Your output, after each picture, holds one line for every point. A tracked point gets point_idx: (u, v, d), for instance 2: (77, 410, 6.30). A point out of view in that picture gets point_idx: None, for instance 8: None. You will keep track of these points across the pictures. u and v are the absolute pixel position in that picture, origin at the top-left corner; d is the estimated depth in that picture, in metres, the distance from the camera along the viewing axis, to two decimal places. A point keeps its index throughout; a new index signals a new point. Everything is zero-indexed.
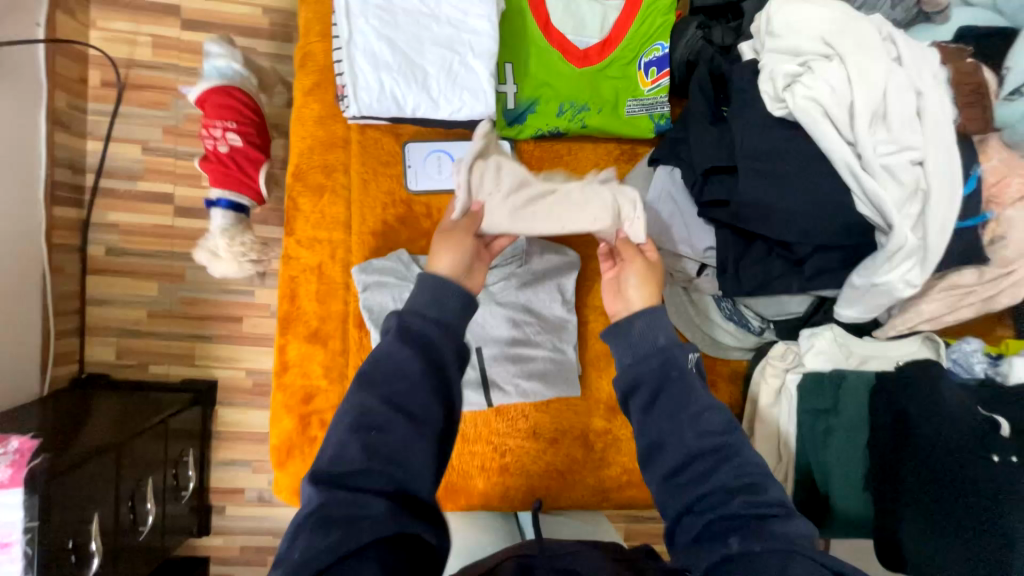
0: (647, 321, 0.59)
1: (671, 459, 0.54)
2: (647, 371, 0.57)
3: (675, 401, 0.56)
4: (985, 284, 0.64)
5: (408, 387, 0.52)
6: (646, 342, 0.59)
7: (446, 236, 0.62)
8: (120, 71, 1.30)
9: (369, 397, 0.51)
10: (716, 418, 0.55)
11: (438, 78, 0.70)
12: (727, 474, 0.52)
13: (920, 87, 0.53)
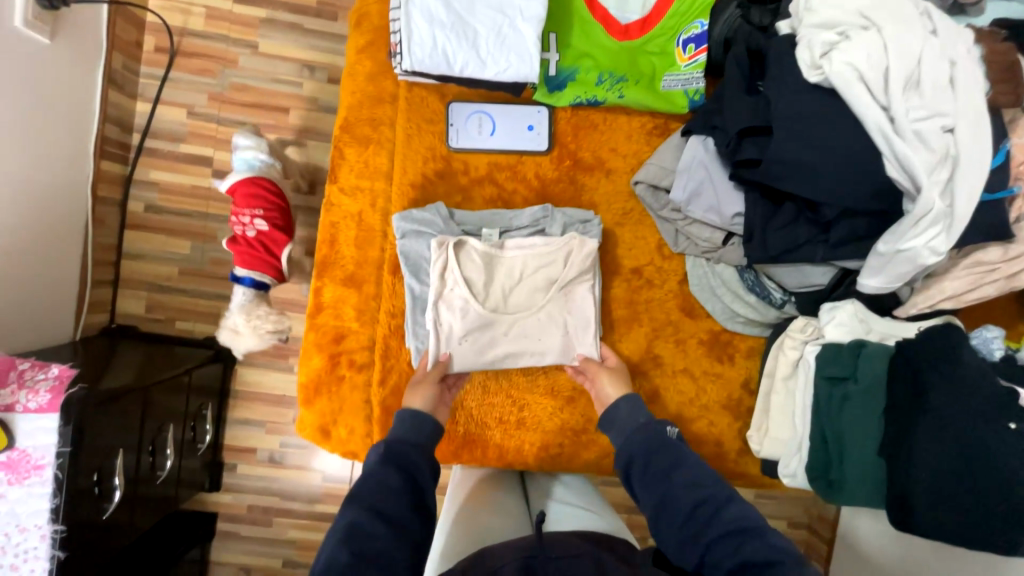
0: (630, 405, 0.73)
1: (679, 508, 0.61)
2: (636, 443, 0.68)
3: (665, 464, 0.65)
4: (1009, 262, 0.66)
5: (390, 494, 0.60)
6: (628, 423, 0.71)
7: (417, 382, 0.75)
8: (174, 38, 1.37)
9: (363, 503, 0.59)
10: (707, 475, 0.63)
11: (487, 39, 0.74)
12: (722, 523, 0.58)
13: (953, 58, 0.56)
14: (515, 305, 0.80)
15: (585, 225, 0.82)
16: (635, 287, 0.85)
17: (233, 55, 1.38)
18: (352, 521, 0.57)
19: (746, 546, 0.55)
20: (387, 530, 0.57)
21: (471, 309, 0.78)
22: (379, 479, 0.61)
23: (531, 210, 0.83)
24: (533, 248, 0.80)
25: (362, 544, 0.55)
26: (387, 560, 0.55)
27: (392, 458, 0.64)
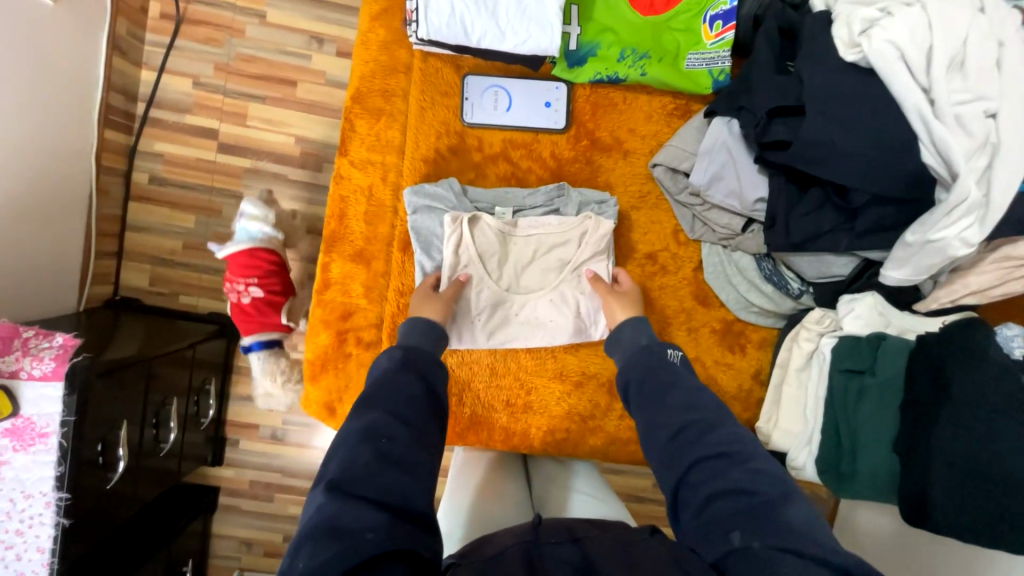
0: (633, 327, 0.74)
1: (667, 426, 0.60)
2: (635, 367, 0.69)
3: (662, 387, 0.64)
4: None
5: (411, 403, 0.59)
6: (630, 346, 0.72)
7: (428, 300, 0.74)
8: (180, 4, 1.33)
9: (375, 415, 0.56)
10: (702, 398, 0.62)
11: (508, 8, 0.71)
12: (711, 441, 0.56)
13: (1001, 38, 0.53)
14: (526, 285, 0.81)
15: (601, 206, 0.81)
16: (649, 273, 0.83)
17: (241, 25, 1.35)
18: (374, 421, 0.55)
19: (729, 469, 0.54)
20: (406, 433, 0.55)
21: (484, 287, 0.79)
22: (396, 386, 0.60)
23: (546, 187, 0.81)
24: (548, 228, 0.79)
25: (384, 447, 0.53)
26: (412, 466, 0.53)
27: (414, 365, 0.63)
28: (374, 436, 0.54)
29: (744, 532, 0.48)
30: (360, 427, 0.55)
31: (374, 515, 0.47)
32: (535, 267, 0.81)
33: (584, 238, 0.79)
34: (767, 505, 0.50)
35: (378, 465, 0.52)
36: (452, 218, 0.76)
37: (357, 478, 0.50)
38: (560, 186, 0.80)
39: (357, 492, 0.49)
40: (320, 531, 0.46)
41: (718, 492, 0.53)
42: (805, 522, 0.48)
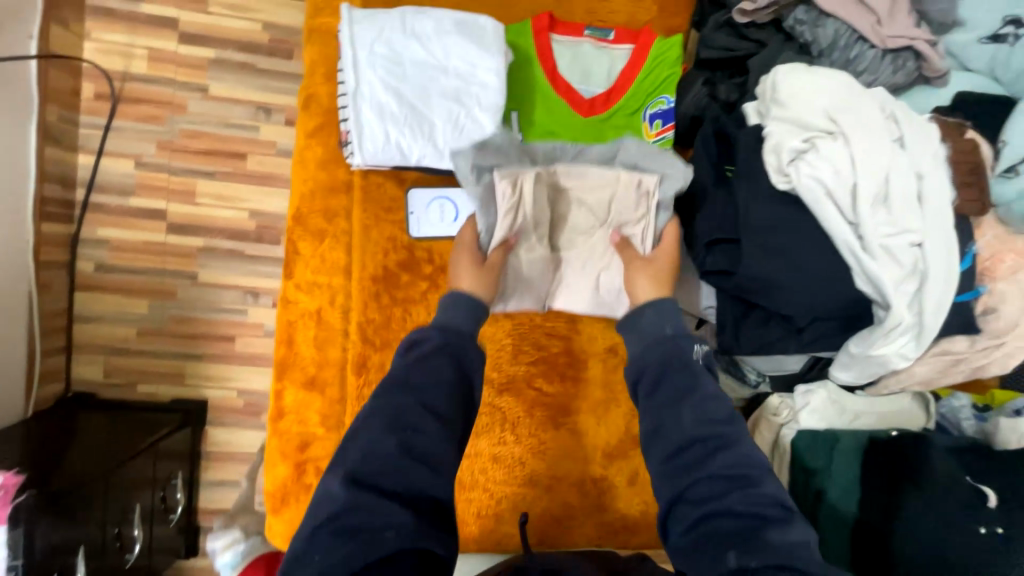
0: (655, 312, 0.67)
1: (672, 438, 0.58)
2: (653, 356, 0.64)
3: (678, 387, 0.61)
4: (976, 353, 0.64)
5: (435, 393, 0.58)
6: (654, 333, 0.66)
7: (470, 266, 0.70)
8: (115, 83, 1.30)
9: (404, 400, 0.57)
10: (719, 410, 0.59)
11: (445, 130, 0.69)
12: (720, 460, 0.55)
13: (920, 170, 0.55)
14: (566, 240, 0.78)
15: (656, 157, 0.72)
16: (611, 366, 0.83)
17: (183, 100, 1.32)
18: (399, 408, 0.56)
19: (733, 491, 0.53)
20: (436, 426, 0.57)
21: (537, 253, 0.76)
22: (415, 405, 0.57)
23: (601, 148, 0.75)
24: (586, 183, 0.74)
25: (409, 439, 0.55)
26: (434, 459, 0.55)
27: (444, 346, 0.62)
28: (398, 427, 0.55)
29: (740, 551, 0.49)
30: (383, 413, 0.56)
31: (398, 515, 0.50)
32: (574, 227, 0.77)
33: (619, 203, 0.74)
34: (756, 525, 0.51)
35: (402, 460, 0.54)
36: (508, 177, 0.69)
37: (375, 470, 0.52)
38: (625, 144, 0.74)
39: (377, 485, 0.52)
40: (340, 524, 0.49)
41: (722, 511, 0.52)
42: (794, 546, 0.49)
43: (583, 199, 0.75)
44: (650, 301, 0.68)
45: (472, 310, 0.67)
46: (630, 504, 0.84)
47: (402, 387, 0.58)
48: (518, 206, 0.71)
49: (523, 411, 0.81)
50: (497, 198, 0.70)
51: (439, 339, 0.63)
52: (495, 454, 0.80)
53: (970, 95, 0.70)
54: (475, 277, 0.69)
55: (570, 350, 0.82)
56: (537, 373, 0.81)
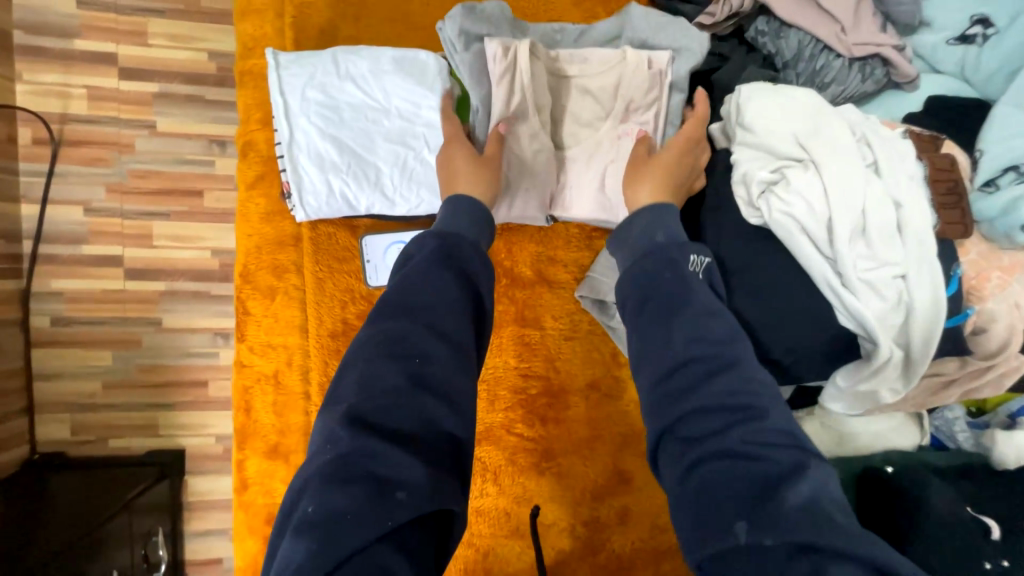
0: (648, 220, 0.56)
1: (663, 362, 0.49)
2: (640, 273, 0.53)
3: (670, 302, 0.51)
4: (967, 374, 0.61)
5: (440, 314, 0.48)
6: (639, 246, 0.55)
7: (465, 167, 0.60)
8: (54, 127, 1.23)
9: (409, 325, 0.47)
10: (718, 326, 0.49)
11: (392, 175, 0.65)
12: (719, 388, 0.46)
13: (897, 197, 0.51)
14: (570, 135, 0.69)
15: (679, 30, 0.67)
16: (595, 403, 0.79)
17: (129, 139, 1.25)
18: (401, 330, 0.47)
19: (734, 427, 0.44)
20: (446, 358, 0.47)
21: (540, 142, 0.65)
22: (398, 336, 0.47)
23: (608, 30, 0.69)
24: (593, 69, 0.67)
25: (417, 368, 0.46)
26: (450, 394, 0.46)
27: (441, 256, 0.52)
28: (403, 357, 0.46)
29: (753, 525, 0.39)
30: (377, 338, 0.47)
31: (407, 469, 0.41)
32: (580, 119, 0.68)
33: (628, 88, 0.66)
34: (767, 490, 0.40)
35: (398, 399, 0.44)
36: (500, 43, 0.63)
37: (378, 406, 0.44)
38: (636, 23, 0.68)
39: (380, 426, 0.43)
40: (341, 469, 0.40)
41: (722, 458, 0.43)
42: (810, 499, 0.39)
43: (589, 85, 0.67)
44: (647, 205, 0.57)
45: (472, 216, 0.58)
46: (625, 543, 0.81)
47: (401, 311, 0.49)
48: (517, 83, 0.63)
49: (505, 458, 0.77)
50: (492, 73, 0.63)
51: (439, 249, 0.53)
52: (478, 506, 0.76)
53: (942, 100, 0.67)
54: (469, 174, 0.60)
55: (549, 390, 0.78)
56: (516, 417, 0.77)
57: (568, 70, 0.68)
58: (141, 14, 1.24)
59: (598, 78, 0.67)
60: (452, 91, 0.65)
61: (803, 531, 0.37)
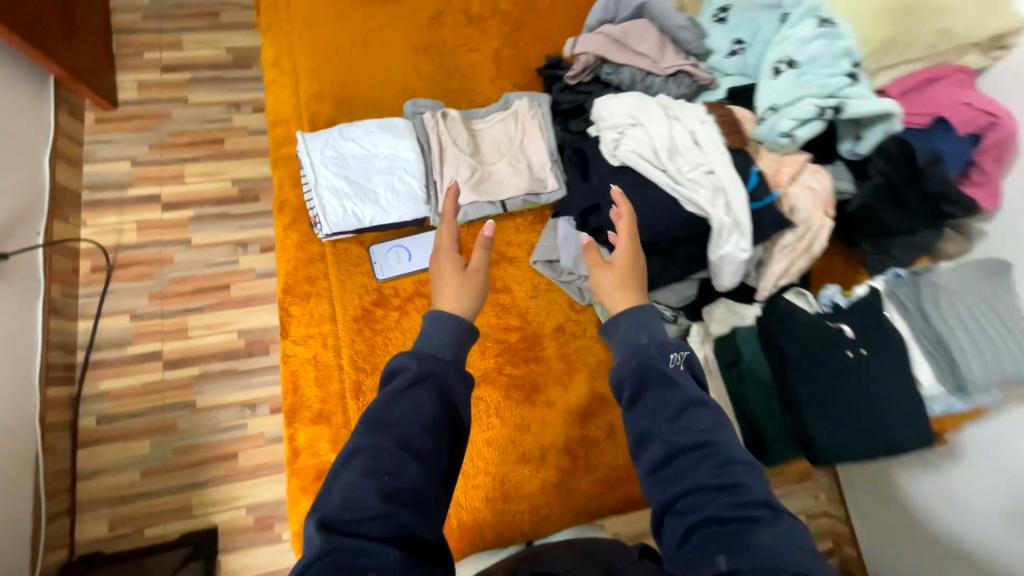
0: (631, 323, 0.76)
1: (658, 453, 0.67)
2: (628, 369, 0.73)
3: (658, 400, 0.70)
4: (802, 239, 0.88)
5: (419, 429, 0.67)
6: (631, 343, 0.75)
7: (464, 285, 0.83)
8: (110, 255, 1.62)
9: (383, 440, 0.65)
10: (701, 418, 0.68)
11: (385, 194, 0.95)
12: (705, 470, 0.63)
13: (694, 130, 0.84)
14: (491, 158, 1.03)
15: (535, 96, 1.08)
16: (564, 340, 1.01)
17: (169, 255, 1.65)
18: (377, 451, 0.64)
19: (720, 497, 0.61)
20: (410, 468, 0.63)
21: (471, 163, 1.00)
22: (376, 449, 0.64)
23: (497, 103, 1.09)
24: (494, 120, 1.05)
25: (388, 482, 0.62)
26: (420, 502, 0.63)
27: (426, 378, 0.71)
28: (375, 474, 0.62)
29: (730, 555, 0.56)
30: (360, 460, 0.63)
31: (390, 552, 0.57)
32: (495, 147, 1.04)
33: (525, 123, 1.04)
34: (743, 527, 0.58)
35: (387, 505, 0.60)
36: (431, 114, 1.01)
37: (351, 517, 0.59)
38: (508, 95, 1.09)
39: (354, 529, 0.58)
40: (329, 560, 0.55)
41: (711, 520, 0.59)
42: (775, 546, 0.56)
43: (493, 129, 1.05)
44: (625, 311, 0.77)
45: (452, 326, 0.77)
46: (617, 457, 0.97)
47: (381, 426, 0.66)
48: (450, 134, 1.01)
49: (502, 395, 0.96)
50: (433, 132, 1.00)
51: (421, 373, 0.71)
52: (488, 439, 0.93)
53: (734, 87, 1.04)
54: (455, 291, 0.82)
55: (526, 336, 1.00)
56: (504, 361, 0.98)
57: (476, 124, 1.05)
58: (181, 163, 1.71)
59: (503, 121, 1.05)
60: (417, 137, 1.00)
61: (771, 560, 0.54)
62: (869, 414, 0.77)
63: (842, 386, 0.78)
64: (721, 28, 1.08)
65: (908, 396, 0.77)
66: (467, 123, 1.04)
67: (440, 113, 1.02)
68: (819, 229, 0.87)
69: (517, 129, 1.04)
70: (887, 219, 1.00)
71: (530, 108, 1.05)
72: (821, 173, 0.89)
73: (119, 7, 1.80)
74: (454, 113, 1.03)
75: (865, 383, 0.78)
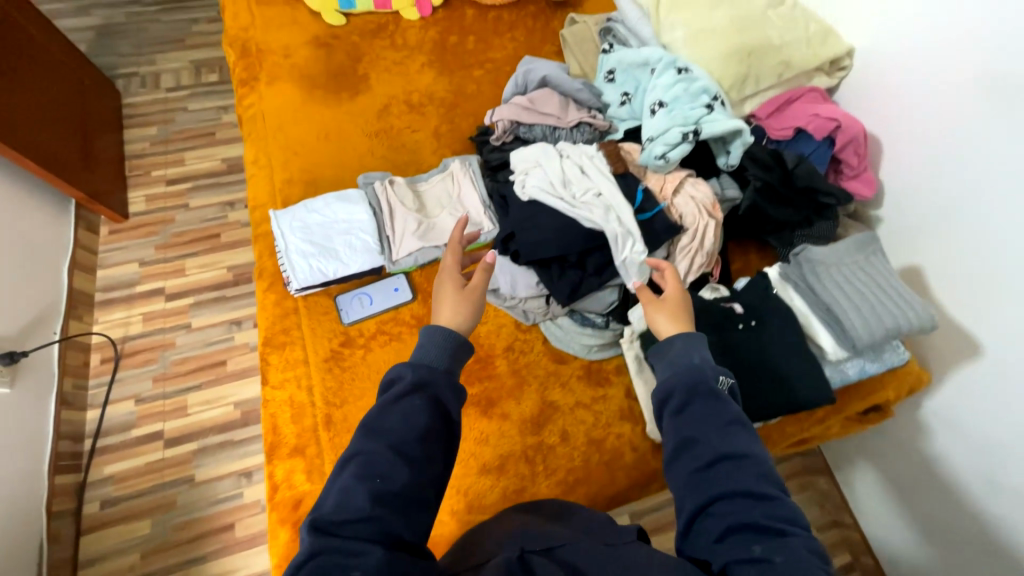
0: (683, 342, 0.85)
1: (704, 456, 0.75)
2: (679, 382, 0.81)
3: (704, 411, 0.78)
4: (695, 238, 1.03)
5: (410, 435, 0.76)
6: (684, 360, 0.83)
7: (462, 300, 0.91)
8: (118, 346, 1.79)
9: (377, 445, 0.74)
10: (741, 432, 0.76)
11: (346, 251, 1.14)
12: (746, 474, 0.72)
13: (582, 166, 1.06)
14: (435, 211, 1.23)
15: (467, 158, 1.29)
16: (514, 358, 1.13)
17: (172, 340, 1.81)
18: (371, 462, 0.73)
19: (757, 502, 0.70)
20: (401, 471, 0.73)
21: (416, 216, 1.19)
22: (371, 459, 0.73)
23: (437, 168, 1.30)
24: (434, 180, 1.26)
25: (379, 485, 0.71)
26: (397, 506, 0.71)
27: (421, 391, 0.80)
28: (369, 478, 0.72)
29: (763, 550, 0.66)
30: (357, 472, 0.72)
31: (372, 550, 0.66)
32: (437, 201, 1.24)
33: (460, 180, 1.25)
34: (779, 531, 0.67)
35: (372, 508, 0.69)
36: (379, 181, 1.23)
37: (341, 520, 0.69)
38: (447, 160, 1.30)
39: (344, 530, 0.68)
40: (317, 563, 0.65)
41: (751, 520, 0.68)
42: (803, 547, 0.65)
43: (434, 188, 1.25)
44: (677, 333, 0.86)
45: (445, 340, 0.85)
46: (572, 459, 1.04)
47: (376, 434, 0.76)
48: (398, 196, 1.21)
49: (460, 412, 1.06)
50: (382, 195, 1.20)
51: (419, 383, 0.80)
52: None
53: (629, 129, 1.26)
54: (455, 309, 0.91)
55: (479, 357, 1.12)
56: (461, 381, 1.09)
57: (420, 185, 1.26)
58: (183, 258, 1.94)
59: (443, 180, 1.26)
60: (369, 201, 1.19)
61: (804, 559, 0.64)
62: (764, 373, 0.92)
63: (739, 351, 0.93)
64: (612, 86, 1.32)
65: (799, 358, 0.92)
66: (412, 186, 1.25)
67: (386, 179, 1.23)
68: (706, 226, 1.04)
69: (454, 186, 1.25)
70: (775, 215, 1.15)
71: (463, 168, 1.26)
72: (700, 184, 1.09)
73: (131, 139, 2.14)
74: (400, 179, 1.24)
75: (755, 347, 0.94)
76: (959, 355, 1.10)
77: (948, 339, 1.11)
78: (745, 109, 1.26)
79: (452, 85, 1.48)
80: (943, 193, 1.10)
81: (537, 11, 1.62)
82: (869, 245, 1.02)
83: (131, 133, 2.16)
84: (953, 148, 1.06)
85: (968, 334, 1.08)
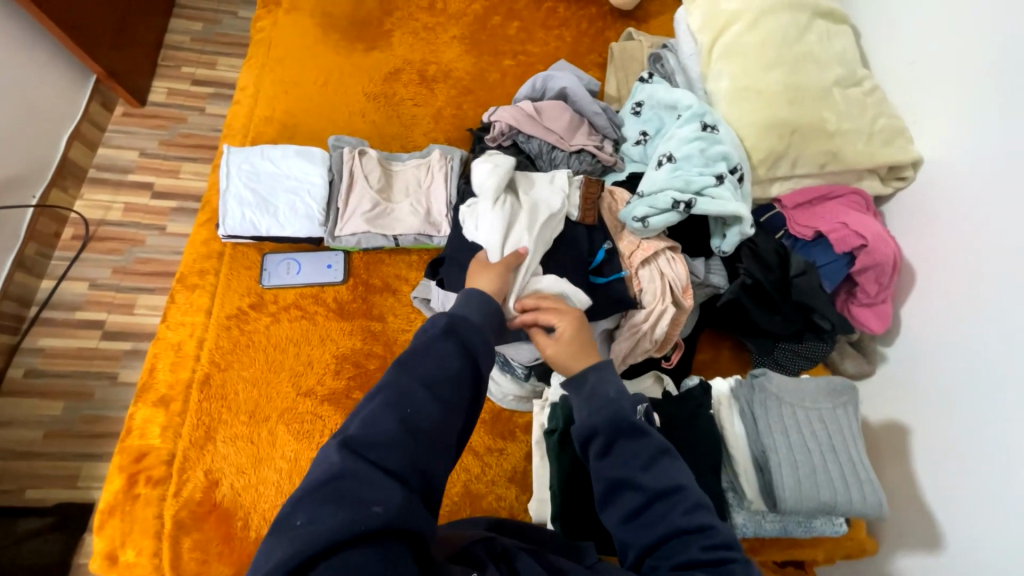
0: (599, 374, 0.75)
1: (635, 500, 0.69)
2: (601, 417, 0.71)
3: (627, 447, 0.70)
4: (649, 323, 0.92)
5: (440, 374, 0.66)
6: (598, 394, 0.73)
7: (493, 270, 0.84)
8: (91, 228, 1.79)
9: (409, 378, 0.65)
10: (669, 463, 0.70)
11: (285, 210, 1.07)
12: (679, 515, 0.66)
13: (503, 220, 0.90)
14: (398, 196, 1.12)
15: (452, 151, 1.17)
16: None
17: (142, 237, 1.80)
18: (397, 394, 0.64)
19: (697, 540, 0.65)
20: (434, 408, 0.64)
21: (371, 196, 1.08)
22: (402, 390, 0.64)
23: (420, 152, 1.19)
24: (409, 164, 1.15)
25: (410, 418, 0.62)
26: (426, 443, 0.62)
27: (451, 333, 0.69)
28: (399, 407, 0.63)
29: None
30: (381, 403, 0.63)
31: (392, 493, 0.56)
32: (404, 186, 1.13)
33: (434, 171, 1.13)
34: (719, 563, 0.63)
35: (403, 436, 0.61)
36: (349, 145, 1.14)
37: (371, 445, 0.60)
38: (432, 147, 1.18)
39: (368, 454, 0.59)
40: (325, 491, 0.56)
41: (688, 562, 0.64)
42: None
43: (405, 171, 1.14)
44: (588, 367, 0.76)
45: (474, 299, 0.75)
46: (439, 506, 0.95)
47: (402, 368, 0.66)
48: (364, 167, 1.10)
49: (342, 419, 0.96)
50: (342, 161, 1.11)
51: (447, 325, 0.70)
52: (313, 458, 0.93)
53: (633, 174, 1.11)
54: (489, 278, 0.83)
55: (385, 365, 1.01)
56: (355, 385, 0.99)
57: (393, 163, 1.15)
58: (181, 161, 1.91)
59: (419, 166, 1.14)
60: (328, 164, 1.11)
61: None
62: None
63: None
64: (635, 120, 1.16)
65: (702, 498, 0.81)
66: (384, 161, 1.14)
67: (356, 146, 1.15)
68: (663, 311, 0.92)
69: (427, 175, 1.13)
70: (755, 319, 0.99)
71: (443, 160, 1.14)
72: (676, 261, 0.97)
73: (175, 29, 2.11)
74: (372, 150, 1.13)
75: None
76: (918, 544, 0.92)
77: (911, 522, 0.94)
78: (771, 191, 1.09)
79: (474, 68, 1.36)
80: (962, 357, 0.90)
81: (595, 14, 1.45)
82: (844, 396, 0.87)
83: (177, 23, 2.13)
84: (990, 310, 0.87)
85: (935, 527, 0.89)
